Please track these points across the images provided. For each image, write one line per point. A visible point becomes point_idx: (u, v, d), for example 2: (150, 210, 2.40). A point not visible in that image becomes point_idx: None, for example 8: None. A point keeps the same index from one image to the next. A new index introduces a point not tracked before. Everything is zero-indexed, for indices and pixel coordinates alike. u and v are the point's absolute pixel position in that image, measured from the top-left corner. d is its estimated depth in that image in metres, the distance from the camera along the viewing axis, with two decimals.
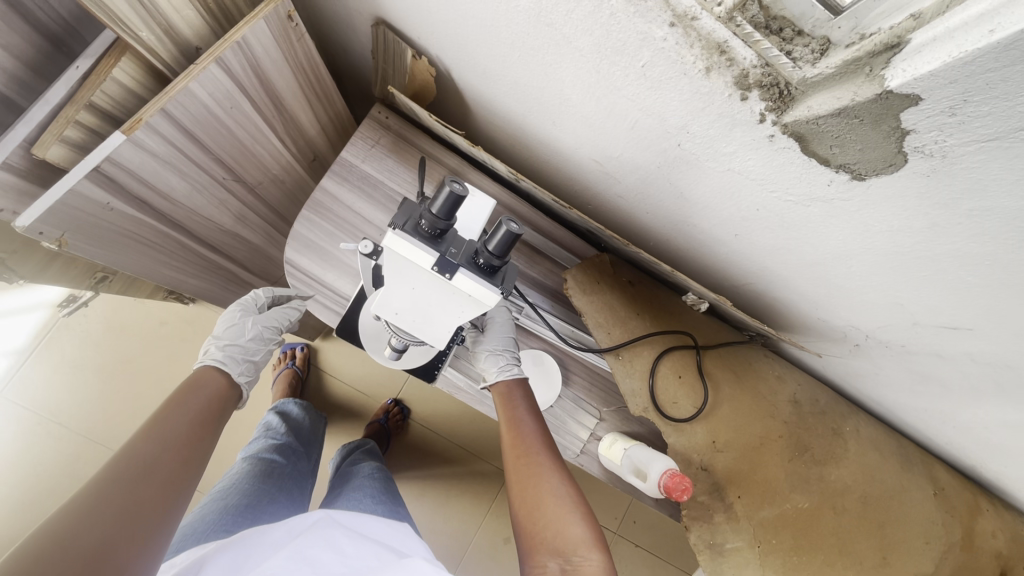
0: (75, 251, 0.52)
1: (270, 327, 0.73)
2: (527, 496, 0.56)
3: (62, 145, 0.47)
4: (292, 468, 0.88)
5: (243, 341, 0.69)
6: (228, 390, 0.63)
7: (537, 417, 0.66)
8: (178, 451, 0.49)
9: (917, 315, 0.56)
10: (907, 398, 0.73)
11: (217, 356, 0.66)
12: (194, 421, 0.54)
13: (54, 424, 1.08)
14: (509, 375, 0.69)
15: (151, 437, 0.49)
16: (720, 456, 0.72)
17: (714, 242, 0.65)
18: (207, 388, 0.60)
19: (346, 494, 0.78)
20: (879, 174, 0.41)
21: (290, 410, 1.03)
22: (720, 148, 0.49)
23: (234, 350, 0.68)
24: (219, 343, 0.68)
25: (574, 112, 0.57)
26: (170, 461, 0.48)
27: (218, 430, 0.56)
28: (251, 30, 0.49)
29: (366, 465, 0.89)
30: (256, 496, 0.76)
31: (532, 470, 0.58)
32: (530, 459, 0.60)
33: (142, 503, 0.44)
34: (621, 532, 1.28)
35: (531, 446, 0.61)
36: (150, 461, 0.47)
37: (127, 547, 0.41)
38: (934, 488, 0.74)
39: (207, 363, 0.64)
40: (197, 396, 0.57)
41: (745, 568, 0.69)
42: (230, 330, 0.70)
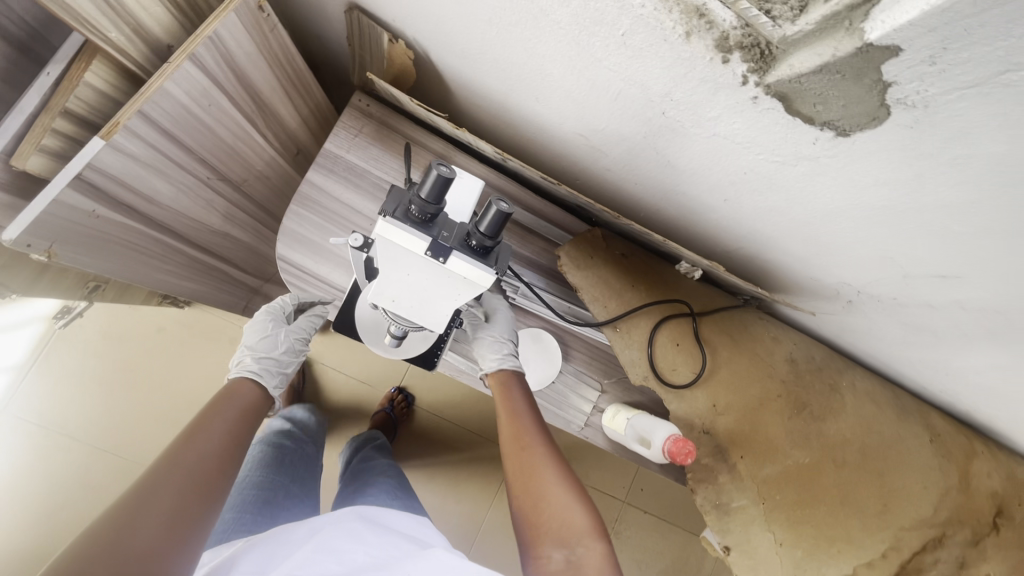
0: (69, 262, 0.52)
1: (300, 338, 0.73)
2: (527, 486, 0.58)
3: (41, 155, 0.46)
4: (302, 454, 0.92)
5: (276, 353, 0.70)
6: (263, 399, 0.63)
7: (533, 406, 0.67)
8: (216, 462, 0.50)
9: (906, 267, 0.57)
10: (901, 349, 0.74)
11: (253, 368, 0.66)
12: (229, 430, 0.54)
13: (63, 435, 1.08)
14: (504, 365, 0.70)
15: (186, 445, 0.49)
16: (721, 418, 0.74)
17: (704, 209, 0.66)
18: (244, 396, 0.60)
19: (362, 489, 0.80)
20: (863, 129, 0.41)
21: (296, 416, 1.04)
22: (704, 114, 0.49)
23: (268, 362, 0.68)
24: (254, 354, 0.68)
25: (557, 87, 0.56)
26: (207, 468, 0.49)
27: (252, 435, 0.57)
28: (222, 23, 0.49)
29: (379, 461, 0.91)
30: (271, 488, 0.78)
31: (531, 461, 0.60)
32: (531, 450, 0.61)
33: (178, 515, 0.44)
34: (630, 500, 1.31)
35: (529, 435, 0.62)
36: (185, 465, 0.48)
37: (163, 555, 0.41)
38: (931, 435, 0.76)
39: (244, 374, 0.64)
40: (231, 405, 0.58)
41: (751, 524, 0.73)
42: (264, 342, 0.70)
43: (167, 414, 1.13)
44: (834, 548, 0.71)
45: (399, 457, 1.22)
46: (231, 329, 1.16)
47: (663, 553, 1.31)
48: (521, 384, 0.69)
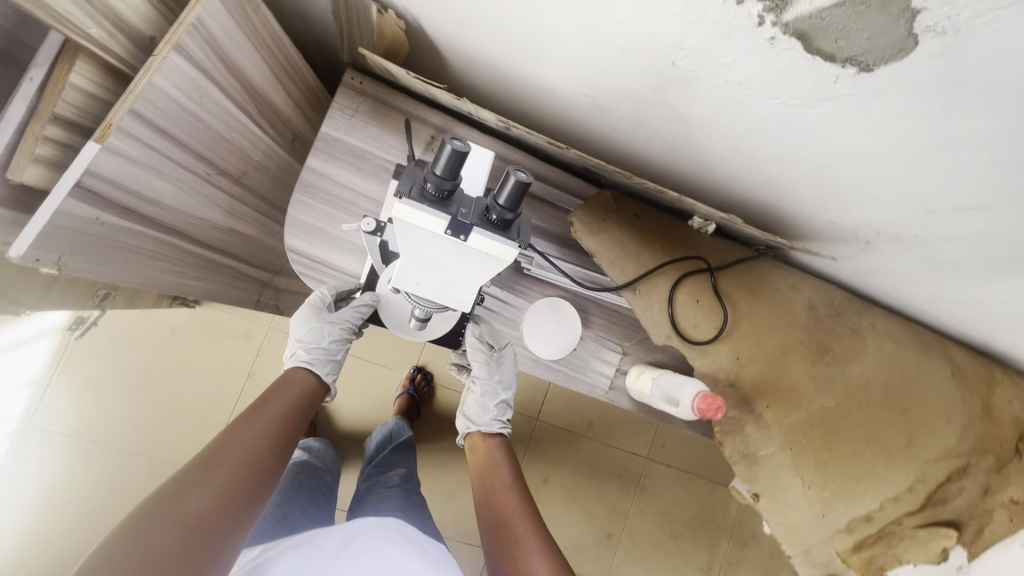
0: (80, 273, 0.50)
1: (345, 327, 0.68)
2: (502, 546, 0.61)
3: (37, 166, 0.44)
4: (321, 482, 0.94)
5: (324, 342, 0.68)
6: (314, 392, 0.65)
7: (514, 468, 0.71)
8: (269, 449, 0.53)
9: (929, 202, 0.55)
10: (921, 287, 0.74)
11: (304, 358, 0.67)
12: (277, 425, 0.56)
13: (92, 442, 1.09)
14: (499, 433, 0.77)
15: (235, 437, 0.52)
16: (745, 369, 0.74)
17: (717, 161, 0.64)
18: (294, 388, 0.62)
19: (374, 506, 0.80)
20: (888, 63, 0.39)
21: (312, 445, 1.06)
22: (717, 61, 0.47)
23: (319, 352, 0.68)
24: (304, 346, 0.67)
25: (559, 46, 0.54)
26: (261, 453, 0.52)
27: (299, 433, 0.58)
28: (204, 9, 0.47)
29: (395, 472, 0.91)
30: (289, 506, 0.82)
31: (506, 522, 0.63)
32: (503, 498, 0.65)
33: (235, 492, 0.48)
34: (652, 456, 1.33)
35: (507, 497, 0.65)
36: (240, 451, 0.51)
37: (207, 544, 0.43)
38: (952, 367, 0.77)
39: (297, 364, 0.67)
40: (280, 399, 0.60)
41: (781, 470, 0.74)
42: (312, 334, 0.67)
43: (192, 414, 1.14)
44: (862, 484, 0.75)
45: (424, 435, 1.24)
46: (244, 324, 1.16)
47: (689, 503, 1.34)
48: (504, 450, 0.74)
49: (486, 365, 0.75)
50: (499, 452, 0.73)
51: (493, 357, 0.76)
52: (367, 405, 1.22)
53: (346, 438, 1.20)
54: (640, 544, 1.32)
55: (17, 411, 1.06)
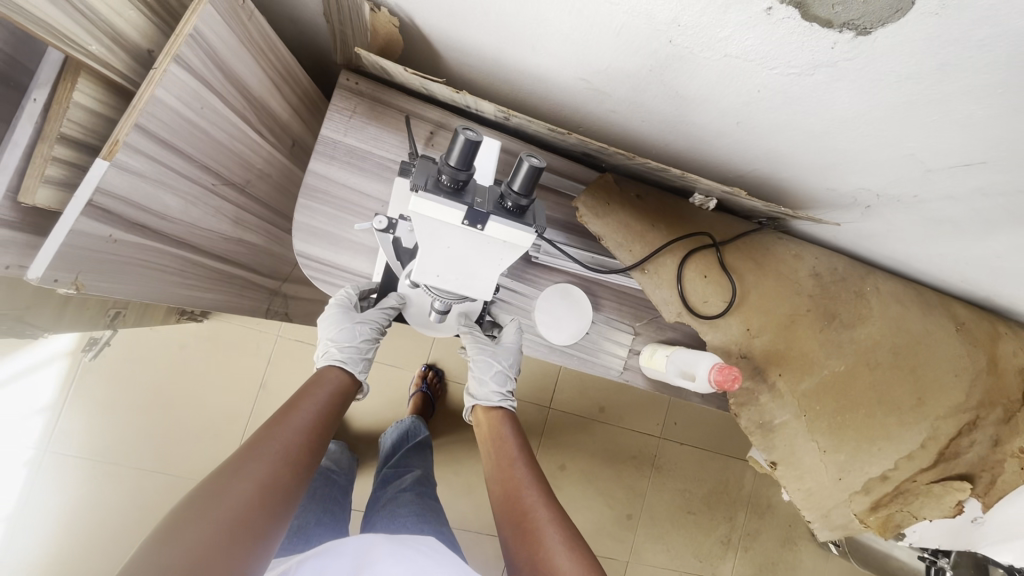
0: (98, 292, 0.50)
1: (375, 325, 0.68)
2: (512, 519, 0.62)
3: (47, 186, 0.44)
4: (336, 490, 0.93)
5: (357, 342, 0.68)
6: (348, 389, 0.66)
7: (521, 439, 0.72)
8: (305, 446, 0.54)
9: (928, 162, 0.56)
10: (921, 247, 0.75)
11: (338, 357, 0.68)
12: (310, 423, 0.56)
13: (109, 464, 1.09)
14: (500, 407, 0.77)
15: (268, 438, 0.52)
16: (756, 340, 0.74)
17: (715, 137, 0.65)
18: (328, 387, 0.63)
19: (389, 513, 0.80)
20: (885, 24, 0.40)
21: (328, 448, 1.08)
22: (714, 35, 0.47)
23: (351, 351, 0.68)
24: (337, 345, 0.68)
25: (555, 32, 0.54)
26: (297, 450, 0.53)
27: (331, 431, 0.59)
28: (200, 18, 0.47)
29: (410, 474, 0.91)
30: (304, 518, 0.81)
31: (514, 493, 0.64)
32: (510, 470, 0.66)
33: (274, 488, 0.48)
34: (666, 436, 1.35)
35: (513, 469, 0.67)
36: (277, 448, 0.52)
37: (243, 543, 0.44)
38: (956, 324, 0.81)
39: (332, 363, 0.67)
40: (316, 398, 0.60)
41: (796, 437, 0.75)
42: (345, 334, 0.67)
43: (209, 427, 1.14)
44: (875, 445, 0.76)
45: (438, 431, 1.24)
46: (253, 334, 1.16)
47: (704, 478, 1.36)
48: (508, 421, 0.75)
49: (477, 343, 0.76)
50: (504, 425, 0.74)
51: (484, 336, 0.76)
52: (380, 406, 1.23)
53: (362, 439, 1.21)
54: (659, 522, 1.33)
55: (33, 438, 1.06)
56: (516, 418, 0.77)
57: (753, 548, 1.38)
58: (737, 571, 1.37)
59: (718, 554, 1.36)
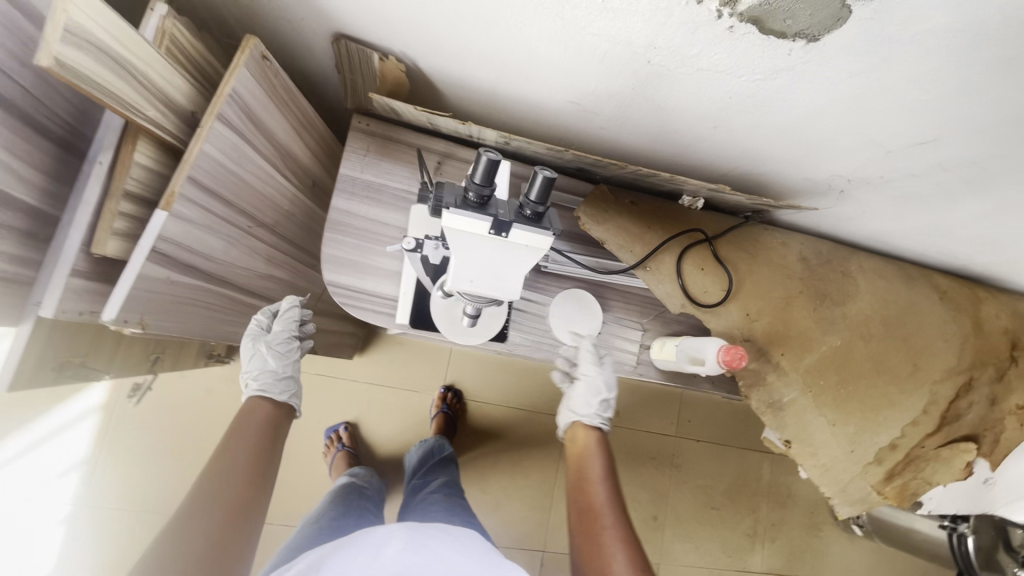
0: (159, 330, 0.55)
1: (282, 339, 0.70)
2: (584, 533, 0.64)
3: (116, 238, 0.50)
4: (368, 502, 0.98)
5: (269, 365, 0.69)
6: (274, 413, 0.66)
7: (606, 463, 0.73)
8: (258, 455, 0.58)
9: (887, 144, 0.63)
10: (896, 225, 0.82)
11: (256, 387, 0.68)
12: (259, 437, 0.61)
13: (144, 512, 1.11)
14: (600, 428, 0.78)
15: (224, 462, 0.56)
16: (756, 324, 0.80)
17: (697, 141, 0.72)
18: (262, 414, 0.65)
19: (420, 510, 0.85)
20: (830, 31, 0.47)
21: (357, 471, 1.09)
22: (686, 53, 0.54)
23: (267, 375, 0.68)
24: (251, 377, 0.68)
25: (544, 63, 0.61)
26: (254, 462, 0.57)
27: (279, 439, 0.64)
28: (237, 79, 0.53)
29: (437, 480, 0.96)
30: (344, 520, 0.86)
31: (594, 509, 0.66)
32: (589, 487, 0.68)
33: (243, 500, 0.54)
34: (682, 434, 1.39)
35: (596, 488, 0.68)
36: (234, 466, 0.56)
37: (230, 555, 0.49)
38: (939, 293, 0.87)
39: (251, 394, 0.67)
40: (253, 419, 0.63)
41: (805, 412, 0.79)
42: (253, 361, 0.69)
43: None
44: (880, 414, 0.81)
45: (461, 449, 1.27)
46: None
47: (723, 473, 1.39)
48: (599, 441, 0.76)
49: (594, 364, 0.76)
50: (594, 446, 0.75)
51: (598, 356, 0.77)
52: (403, 430, 1.26)
53: (387, 463, 1.23)
54: (684, 520, 1.36)
55: (69, 494, 1.09)
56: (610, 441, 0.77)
57: (779, 538, 1.40)
58: (767, 562, 1.39)
59: (746, 548, 1.38)
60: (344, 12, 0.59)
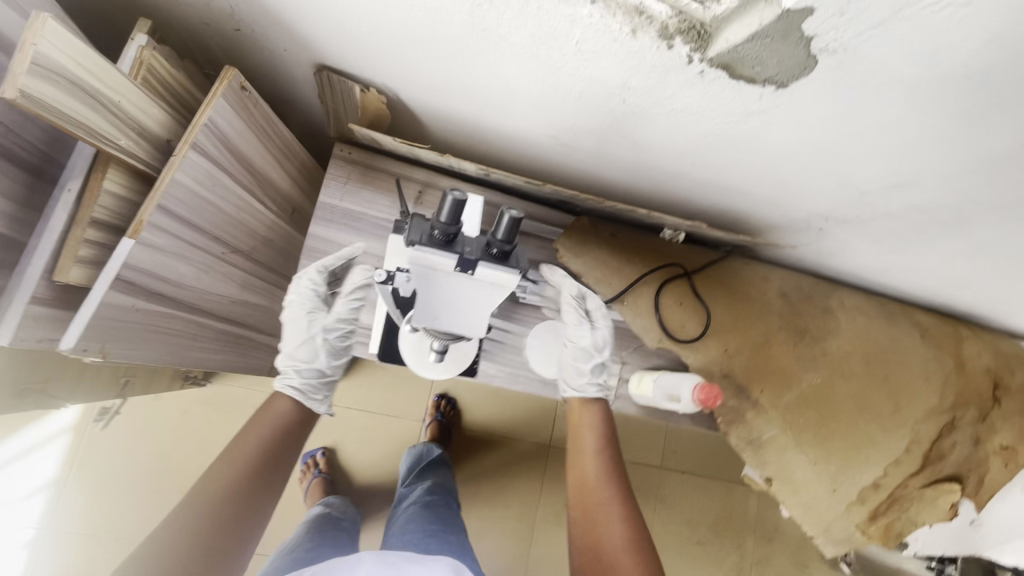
0: (123, 358, 0.54)
1: (339, 334, 0.72)
2: (581, 508, 0.67)
3: (80, 266, 0.49)
4: (343, 531, 0.97)
5: (319, 359, 0.72)
6: (297, 417, 0.69)
7: (605, 436, 0.73)
8: (270, 455, 0.62)
9: (862, 186, 0.64)
10: (878, 261, 0.82)
11: (297, 384, 0.71)
12: (273, 437, 0.64)
13: (111, 537, 1.09)
14: (596, 398, 0.76)
15: (235, 458, 0.60)
16: (735, 360, 0.79)
17: (675, 177, 0.72)
18: (284, 412, 0.68)
19: (398, 524, 0.88)
20: (798, 78, 0.48)
21: (332, 501, 1.07)
22: (660, 95, 0.55)
23: (309, 373, 0.72)
24: (296, 368, 0.72)
25: (522, 99, 0.62)
26: (262, 462, 0.61)
27: (298, 440, 0.67)
28: (214, 109, 0.54)
29: (422, 484, 1.01)
30: (320, 549, 0.84)
31: (592, 488, 0.68)
32: (585, 468, 0.70)
33: (246, 501, 0.57)
34: (667, 465, 1.37)
35: (591, 464, 0.70)
36: (243, 459, 0.60)
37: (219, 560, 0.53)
38: (921, 331, 0.87)
39: (286, 394, 0.70)
40: (274, 415, 0.67)
41: (785, 451, 0.79)
42: (303, 351, 0.72)
43: None
44: (862, 453, 0.81)
45: None
46: (254, 395, 1.19)
47: (708, 506, 1.37)
48: (600, 415, 0.75)
49: (581, 323, 0.74)
50: (597, 422, 0.74)
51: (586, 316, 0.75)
52: (382, 455, 1.24)
53: (364, 490, 1.21)
54: (667, 553, 1.33)
55: (35, 518, 1.07)
56: (609, 412, 0.76)
57: None
58: None
59: None
60: (324, 45, 0.59)
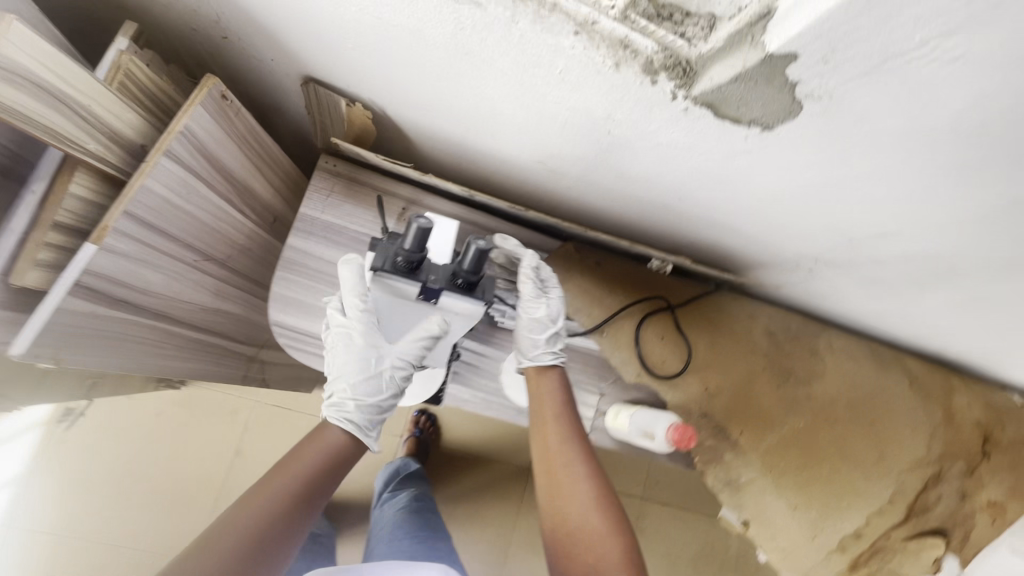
0: (77, 364, 0.53)
1: (403, 368, 0.66)
2: (552, 491, 0.62)
3: (39, 269, 0.48)
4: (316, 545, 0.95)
5: (380, 394, 0.65)
6: (345, 450, 0.60)
7: (568, 407, 0.68)
8: (290, 508, 0.51)
9: (852, 231, 0.62)
10: (868, 306, 0.80)
11: (357, 418, 0.63)
12: (297, 489, 0.52)
13: (73, 537, 1.07)
14: (555, 366, 0.70)
15: (257, 500, 0.50)
16: (716, 400, 0.78)
17: (663, 209, 0.71)
18: (333, 443, 0.60)
19: (385, 534, 0.94)
20: (784, 122, 0.47)
21: None
22: (646, 129, 0.54)
23: (371, 408, 0.64)
24: (357, 400, 0.64)
25: (508, 123, 0.61)
26: (284, 514, 0.50)
27: (327, 492, 0.55)
28: (191, 117, 0.53)
29: (403, 494, 1.03)
30: None
31: (561, 467, 0.62)
32: (552, 444, 0.64)
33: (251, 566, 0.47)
34: (648, 496, 1.34)
35: (557, 440, 0.64)
36: (262, 510, 0.50)
37: None
38: (910, 379, 0.85)
39: (346, 430, 0.62)
40: (325, 445, 0.59)
41: (764, 495, 0.77)
42: (368, 384, 0.64)
43: (182, 498, 1.12)
44: (844, 502, 0.79)
45: None
46: (230, 400, 1.17)
47: (688, 541, 1.34)
48: (560, 384, 0.69)
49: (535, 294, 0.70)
50: (557, 389, 0.69)
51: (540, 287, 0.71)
52: (358, 469, 1.22)
53: (337, 504, 1.19)
54: None
55: None
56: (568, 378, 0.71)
57: None
58: None
59: None
60: (310, 57, 0.59)
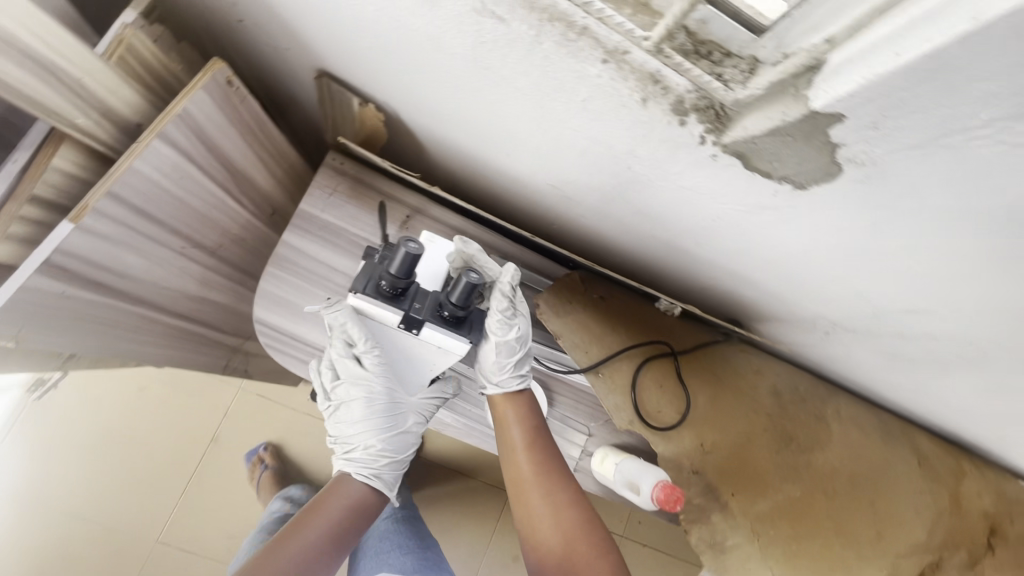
0: (39, 341, 0.51)
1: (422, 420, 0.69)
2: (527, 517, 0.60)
3: (9, 242, 0.46)
4: None
5: (400, 448, 0.67)
6: (362, 506, 0.61)
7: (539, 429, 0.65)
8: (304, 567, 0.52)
9: (876, 301, 0.58)
10: (883, 376, 0.75)
11: (385, 476, 0.65)
12: (314, 546, 0.54)
13: (41, 501, 1.06)
14: (523, 389, 0.67)
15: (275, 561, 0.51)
16: (709, 458, 0.74)
17: (676, 250, 0.67)
18: (348, 498, 0.61)
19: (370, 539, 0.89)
20: (818, 184, 0.43)
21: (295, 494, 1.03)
22: (668, 169, 0.50)
23: (395, 463, 0.66)
24: (383, 456, 0.65)
25: (524, 143, 0.58)
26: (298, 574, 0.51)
27: (340, 552, 0.56)
28: (191, 100, 0.50)
29: None
30: None
31: (535, 492, 0.60)
32: (523, 469, 0.62)
33: None
34: (628, 534, 1.29)
35: (529, 465, 0.62)
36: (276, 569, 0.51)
37: None
38: (918, 457, 0.79)
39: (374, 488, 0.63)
40: (342, 500, 0.60)
41: (749, 561, 0.70)
42: (394, 440, 0.66)
43: (152, 476, 1.10)
44: None
45: None
46: (211, 385, 1.15)
47: None
48: (527, 403, 0.67)
49: (503, 321, 0.62)
50: (524, 411, 0.66)
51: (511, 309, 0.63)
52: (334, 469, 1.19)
53: None
54: None
55: None
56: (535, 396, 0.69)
57: None
58: None
59: None
60: (324, 51, 0.56)
